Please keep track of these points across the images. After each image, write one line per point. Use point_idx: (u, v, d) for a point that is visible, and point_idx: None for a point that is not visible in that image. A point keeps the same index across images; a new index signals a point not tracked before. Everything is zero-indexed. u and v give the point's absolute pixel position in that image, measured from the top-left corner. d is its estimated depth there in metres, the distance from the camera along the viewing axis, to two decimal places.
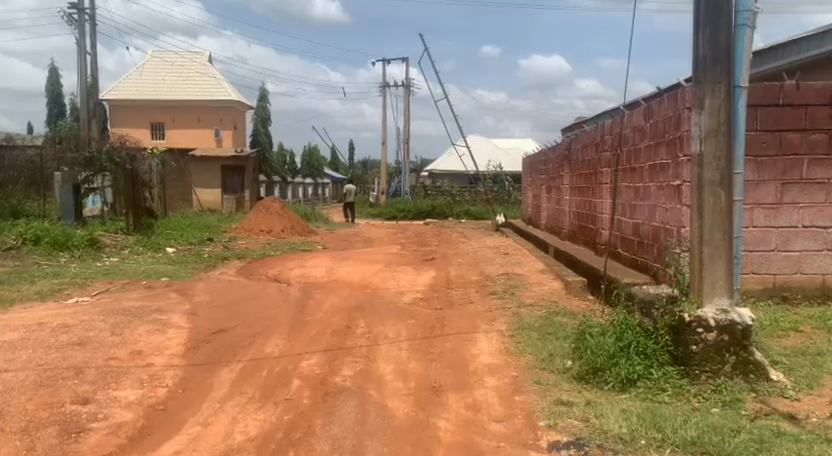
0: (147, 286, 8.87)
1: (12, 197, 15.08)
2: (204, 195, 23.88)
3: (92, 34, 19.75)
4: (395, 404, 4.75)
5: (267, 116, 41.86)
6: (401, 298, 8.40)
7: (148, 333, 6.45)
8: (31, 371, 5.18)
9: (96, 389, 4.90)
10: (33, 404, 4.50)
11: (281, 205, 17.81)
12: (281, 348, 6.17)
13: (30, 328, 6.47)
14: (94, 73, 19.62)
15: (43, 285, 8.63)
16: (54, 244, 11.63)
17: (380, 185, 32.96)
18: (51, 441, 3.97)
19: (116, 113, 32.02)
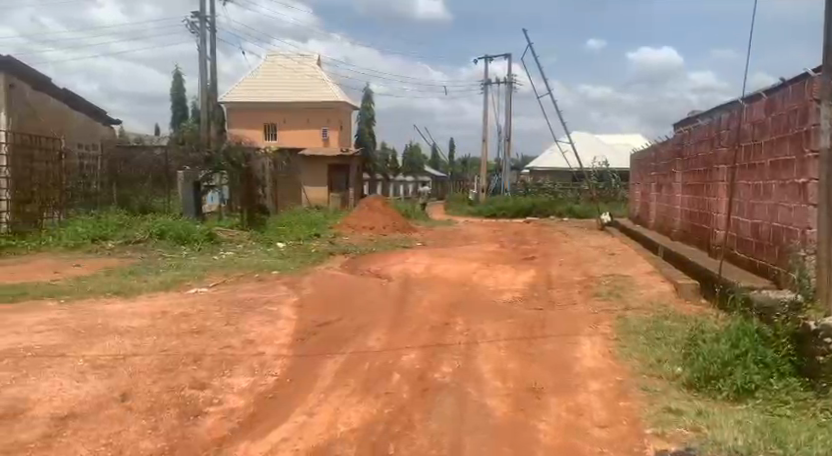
0: (258, 279, 9.29)
1: (141, 193, 16.34)
2: (312, 192, 24.81)
3: (212, 40, 21.00)
4: (494, 403, 4.72)
5: (371, 116, 42.82)
6: (501, 297, 8.34)
7: (259, 324, 6.78)
8: (155, 356, 5.58)
9: (212, 375, 5.21)
10: (157, 387, 4.83)
11: (383, 203, 18.16)
12: (382, 342, 6.29)
13: (154, 316, 6.96)
14: (213, 78, 20.80)
15: (166, 276, 9.27)
16: (177, 238, 12.48)
17: (481, 182, 32.82)
18: (172, 422, 4.24)
19: (233, 115, 33.87)
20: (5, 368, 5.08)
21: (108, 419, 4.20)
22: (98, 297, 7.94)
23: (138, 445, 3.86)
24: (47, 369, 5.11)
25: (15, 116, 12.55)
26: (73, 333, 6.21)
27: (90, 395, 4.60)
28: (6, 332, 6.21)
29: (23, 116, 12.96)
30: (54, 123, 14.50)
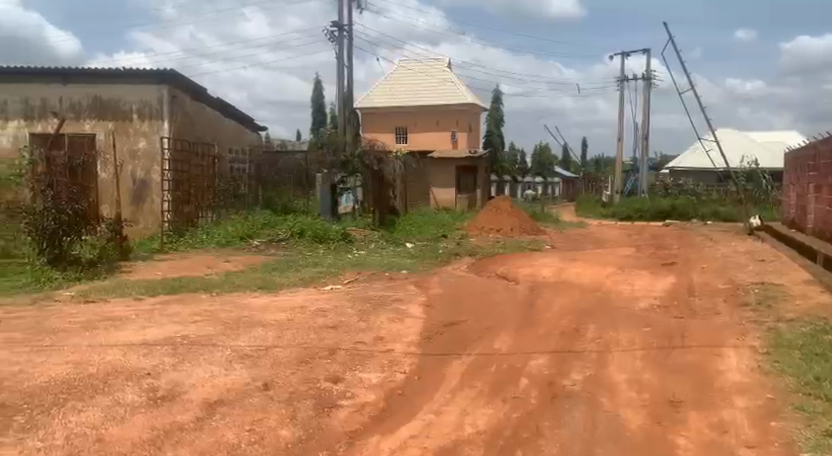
0: (389, 278, 9.54)
1: (284, 194, 17.45)
2: (441, 195, 24.73)
3: (349, 48, 21.83)
4: (628, 414, 4.53)
5: (500, 116, 42.54)
6: (636, 303, 7.97)
7: (389, 321, 6.95)
8: (294, 348, 5.89)
9: (345, 369, 5.41)
10: (295, 378, 5.10)
11: (511, 204, 17.90)
12: (511, 345, 6.23)
13: (294, 311, 7.35)
14: (348, 85, 21.61)
15: (305, 272, 9.77)
16: (315, 237, 13.09)
17: (616, 183, 31.59)
18: (308, 412, 4.45)
19: (366, 119, 35.01)
20: (165, 354, 5.57)
21: (251, 406, 4.48)
22: (245, 291, 8.52)
23: (278, 433, 4.08)
24: (200, 357, 5.54)
25: (176, 123, 13.71)
26: (223, 324, 6.70)
27: (236, 383, 4.93)
28: (166, 321, 6.83)
29: (183, 123, 14.12)
30: (208, 130, 15.70)
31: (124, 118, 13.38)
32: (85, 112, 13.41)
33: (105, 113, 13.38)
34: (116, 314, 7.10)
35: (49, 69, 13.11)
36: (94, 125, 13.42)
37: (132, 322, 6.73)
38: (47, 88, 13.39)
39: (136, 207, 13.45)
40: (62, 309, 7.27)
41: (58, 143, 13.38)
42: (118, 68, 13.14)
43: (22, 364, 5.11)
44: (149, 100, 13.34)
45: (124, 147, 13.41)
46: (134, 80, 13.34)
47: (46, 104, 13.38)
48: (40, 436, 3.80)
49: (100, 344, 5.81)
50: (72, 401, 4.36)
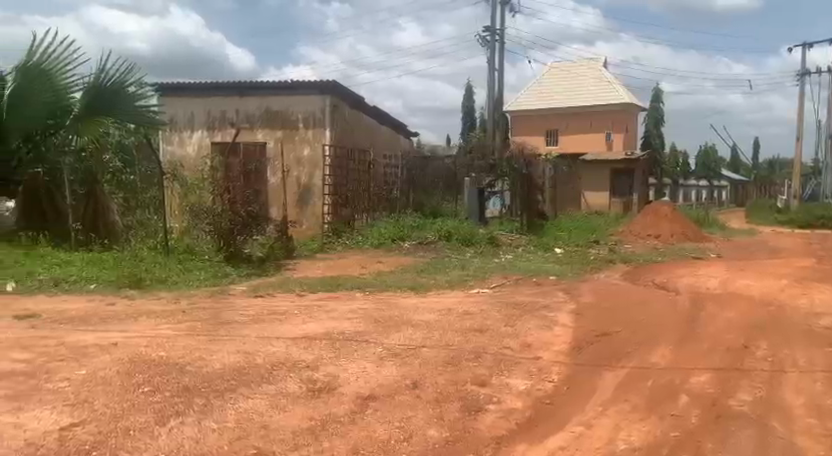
0: (538, 283, 9.36)
1: (434, 198, 17.79)
2: (592, 197, 24.19)
3: (500, 52, 21.79)
4: (806, 443, 4.08)
5: (660, 116, 40.38)
6: (817, 321, 7.17)
7: (537, 328, 6.81)
8: (441, 349, 5.94)
9: (491, 373, 5.36)
10: (442, 379, 5.13)
11: (671, 209, 16.92)
12: (669, 360, 5.86)
13: (441, 312, 7.43)
14: (499, 89, 21.60)
15: (452, 275, 9.86)
16: (462, 240, 13.20)
17: (794, 187, 28.77)
18: (455, 414, 4.46)
19: (517, 122, 34.72)
20: (323, 348, 5.85)
21: (401, 404, 4.57)
22: (395, 291, 8.75)
23: (426, 432, 4.13)
24: (354, 352, 5.75)
25: (337, 131, 14.43)
26: (376, 322, 6.92)
27: (387, 380, 5.07)
28: (322, 316, 7.18)
29: (343, 131, 14.83)
30: (365, 137, 16.39)
31: (291, 126, 14.30)
32: (258, 121, 14.49)
33: (275, 123, 14.37)
34: (280, 308, 7.59)
35: (228, 83, 14.32)
36: (265, 134, 14.45)
37: (294, 317, 7.15)
38: (226, 100, 14.61)
39: (300, 210, 14.33)
40: (234, 302, 7.90)
41: (233, 149, 14.52)
42: (287, 80, 14.06)
43: (200, 351, 5.60)
44: (313, 110, 14.17)
45: (291, 154, 14.33)
46: (300, 91, 14.21)
47: (225, 115, 14.61)
48: (215, 418, 4.13)
49: (266, 336, 6.23)
50: (241, 388, 4.70)
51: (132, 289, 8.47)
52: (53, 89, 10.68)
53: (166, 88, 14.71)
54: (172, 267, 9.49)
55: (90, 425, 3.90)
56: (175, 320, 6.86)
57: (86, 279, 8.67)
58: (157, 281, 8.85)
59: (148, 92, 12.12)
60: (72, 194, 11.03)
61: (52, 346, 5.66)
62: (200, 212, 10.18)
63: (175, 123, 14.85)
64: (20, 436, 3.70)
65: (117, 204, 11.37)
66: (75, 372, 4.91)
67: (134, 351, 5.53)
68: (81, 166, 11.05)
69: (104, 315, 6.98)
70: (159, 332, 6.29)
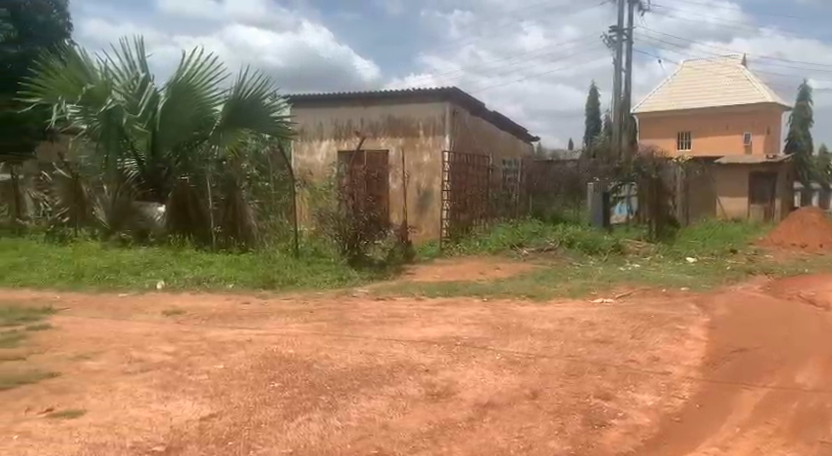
0: (666, 294, 8.91)
1: (555, 202, 17.24)
2: (729, 204, 22.73)
3: (628, 52, 21.04)
4: None
5: (807, 116, 37.27)
6: None
7: (666, 341, 6.47)
8: (563, 360, 5.80)
9: (616, 387, 5.16)
10: (564, 391, 5.00)
11: (819, 216, 15.57)
12: (817, 381, 5.37)
13: (563, 321, 7.25)
14: (626, 90, 20.83)
15: (575, 283, 9.60)
16: (585, 248, 12.85)
17: None
18: (577, 427, 4.33)
19: (645, 126, 33.33)
20: (442, 352, 5.90)
21: (521, 413, 4.51)
22: (515, 298, 8.65)
23: (547, 444, 4.04)
24: (473, 359, 5.75)
25: (457, 138, 14.55)
26: (496, 329, 6.87)
27: (506, 388, 5.02)
28: (442, 321, 7.23)
29: (462, 138, 14.94)
30: (484, 143, 16.37)
31: (412, 133, 14.58)
32: (381, 130, 14.87)
33: (397, 131, 14.70)
34: (401, 311, 7.73)
35: (354, 94, 14.86)
36: (388, 142, 14.82)
37: (414, 320, 7.25)
38: (352, 110, 15.13)
39: (420, 216, 14.58)
40: (357, 304, 8.14)
41: (358, 158, 15.04)
42: (409, 89, 14.34)
43: (325, 350, 5.82)
44: (434, 117, 14.36)
45: (411, 161, 14.62)
46: (421, 99, 14.44)
47: (351, 124, 15.14)
48: (339, 416, 4.27)
49: (387, 338, 6.36)
50: (363, 388, 4.83)
51: (266, 290, 8.96)
52: (199, 103, 12.19)
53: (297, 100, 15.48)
54: (300, 269, 9.93)
55: (227, 416, 4.16)
56: (302, 320, 7.17)
57: (226, 278, 9.26)
58: (288, 283, 9.28)
59: (281, 103, 12.76)
60: (214, 200, 11.69)
61: (193, 341, 6.09)
62: (327, 216, 10.61)
63: (305, 133, 15.59)
64: (166, 423, 4.01)
65: (254, 209, 11.86)
66: (213, 366, 5.25)
67: (266, 347, 5.83)
68: (222, 173, 11.78)
69: (238, 313, 7.42)
70: (288, 331, 6.60)
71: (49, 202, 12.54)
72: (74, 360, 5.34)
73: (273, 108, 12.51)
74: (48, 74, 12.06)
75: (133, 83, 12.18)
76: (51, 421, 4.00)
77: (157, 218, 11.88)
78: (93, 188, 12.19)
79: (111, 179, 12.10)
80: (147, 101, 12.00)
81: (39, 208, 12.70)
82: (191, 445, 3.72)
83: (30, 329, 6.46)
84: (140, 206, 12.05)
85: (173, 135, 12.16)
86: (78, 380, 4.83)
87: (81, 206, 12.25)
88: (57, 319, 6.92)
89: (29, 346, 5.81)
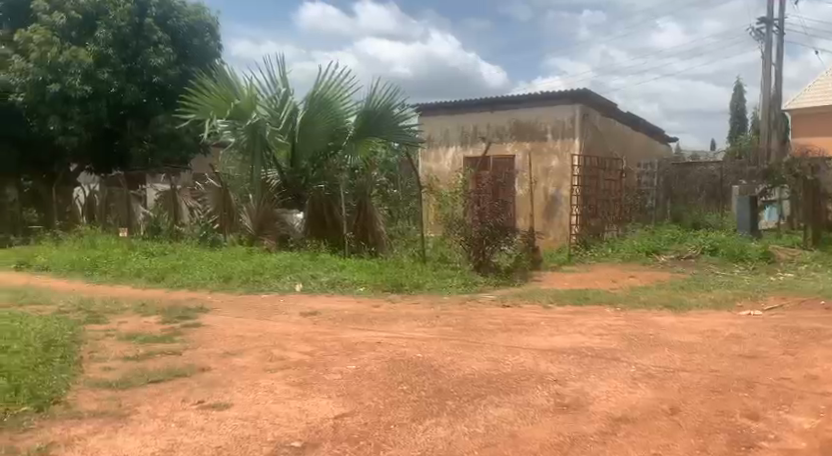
0: (825, 307, 8.15)
1: (694, 209, 15.73)
2: None
3: (778, 43, 19.53)
4: None
5: None
6: None
7: (825, 359, 5.93)
8: (705, 375, 5.48)
9: (766, 406, 4.80)
10: (706, 408, 4.73)
11: None
12: None
13: (704, 334, 6.85)
14: (776, 85, 19.34)
15: (718, 293, 9.04)
16: (729, 255, 12.05)
17: None
18: (721, 447, 4.08)
19: (797, 123, 30.75)
20: (572, 362, 5.78)
21: (658, 430, 4.32)
22: (650, 308, 8.28)
23: None
24: (605, 370, 5.58)
25: (588, 141, 14.20)
26: (628, 340, 6.62)
27: (641, 402, 4.83)
28: (572, 330, 7.07)
29: (593, 141, 14.55)
30: (618, 145, 15.82)
31: (540, 138, 14.41)
32: (507, 135, 14.83)
33: (524, 136, 14.59)
34: (531, 319, 7.64)
35: (481, 99, 14.87)
36: (514, 147, 14.74)
37: (542, 328, 7.16)
38: (478, 115, 15.18)
39: (547, 222, 14.37)
40: (485, 310, 8.15)
41: (485, 164, 15.05)
42: (537, 93, 14.17)
43: (453, 355, 5.89)
44: (563, 119, 14.10)
45: (539, 165, 14.47)
46: (550, 103, 14.24)
47: (477, 130, 15.20)
48: (467, 422, 4.31)
49: (514, 346, 6.33)
50: (491, 395, 4.84)
51: (394, 293, 9.22)
52: (333, 115, 12.77)
53: (425, 108, 15.85)
54: (427, 274, 10.09)
55: (358, 416, 4.33)
56: (431, 324, 7.29)
57: (356, 282, 9.64)
58: (414, 287, 9.47)
59: (409, 112, 13.12)
60: (346, 207, 12.29)
61: (327, 341, 6.39)
62: (453, 222, 10.76)
63: (432, 140, 15.86)
64: (303, 420, 4.24)
65: (383, 215, 12.31)
66: (346, 366, 5.48)
67: (395, 350, 6.00)
68: (354, 182, 12.35)
69: (370, 316, 7.68)
70: (415, 335, 6.75)
71: (200, 210, 13.61)
72: (222, 357, 5.78)
73: (401, 118, 12.93)
74: (202, 93, 12.99)
75: (274, 100, 12.70)
76: (202, 412, 4.36)
77: (295, 224, 12.62)
78: (240, 197, 13.04)
79: (255, 189, 12.73)
80: (286, 115, 12.62)
81: (193, 216, 13.78)
82: (326, 442, 3.91)
83: (184, 326, 7.06)
84: (281, 213, 12.74)
85: (311, 147, 12.95)
86: (226, 375, 5.22)
87: (230, 215, 13.16)
88: (207, 318, 7.52)
89: (183, 342, 6.36)
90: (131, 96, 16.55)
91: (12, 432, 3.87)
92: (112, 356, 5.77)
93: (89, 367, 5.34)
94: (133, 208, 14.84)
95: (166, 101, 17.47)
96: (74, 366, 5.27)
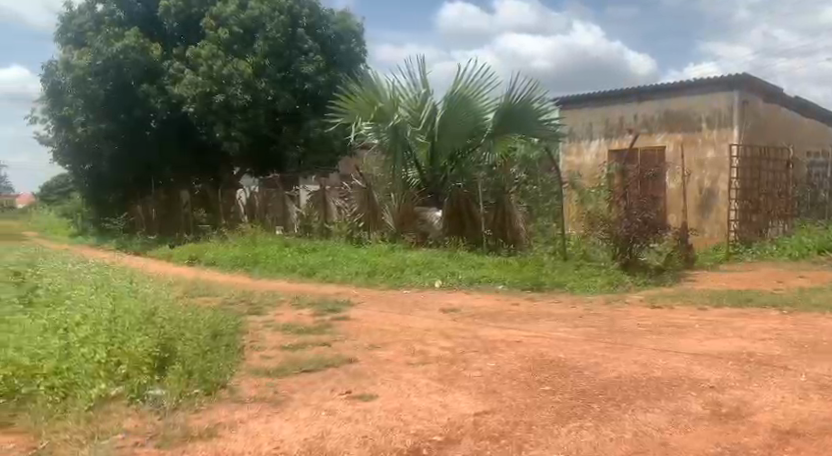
0: None
1: None
2: None
3: None
4: None
5: None
6: None
7: None
8: None
9: None
10: None
11: None
12: None
13: None
14: None
15: None
16: None
17: None
18: None
19: None
20: (730, 369, 5.42)
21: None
22: (824, 312, 7.54)
23: None
24: (770, 379, 5.18)
25: (748, 129, 13.18)
26: (796, 346, 6.09)
27: (812, 416, 4.42)
28: (732, 334, 6.62)
29: (755, 129, 13.46)
30: (784, 133, 14.55)
31: (693, 128, 13.57)
32: (656, 126, 14.12)
33: (675, 126, 13.82)
34: (684, 321, 7.24)
35: (627, 89, 14.32)
36: (664, 139, 14.01)
37: (696, 331, 6.76)
38: (624, 106, 14.58)
39: (702, 218, 13.50)
40: (632, 311, 7.84)
41: (632, 157, 14.42)
42: (689, 80, 13.38)
43: (599, 357, 5.73)
44: (719, 107, 13.18)
45: (692, 157, 13.64)
46: (705, 91, 13.37)
47: (623, 122, 14.61)
48: (613, 427, 4.18)
49: (665, 349, 6.05)
50: (639, 400, 4.66)
51: (534, 292, 9.14)
52: (473, 112, 12.84)
53: (567, 102, 15.50)
54: (569, 274, 9.82)
55: (499, 414, 4.36)
56: (575, 324, 7.14)
57: (496, 279, 9.66)
58: (555, 285, 9.32)
59: (550, 106, 12.87)
60: (485, 204, 12.53)
61: (468, 338, 6.47)
62: (596, 218, 10.49)
63: (574, 134, 15.47)
64: (445, 415, 4.34)
65: (522, 212, 12.35)
66: (486, 364, 5.53)
67: (536, 350, 5.96)
68: (492, 178, 12.57)
69: (512, 314, 7.67)
70: (558, 335, 6.64)
71: (346, 209, 14.21)
72: (367, 349, 6.05)
73: (541, 112, 12.74)
74: (348, 98, 13.56)
75: (416, 99, 13.03)
76: (349, 402, 4.60)
77: (434, 221, 12.78)
78: (383, 195, 13.49)
79: (396, 188, 13.16)
80: (427, 115, 12.88)
81: (340, 215, 14.34)
82: (467, 439, 3.98)
83: (333, 319, 7.47)
84: (421, 211, 13.08)
85: (450, 144, 12.98)
86: (371, 367, 5.47)
87: (374, 213, 13.68)
88: (354, 311, 7.89)
89: (332, 334, 6.73)
90: (285, 103, 17.64)
91: (186, 412, 4.32)
92: (270, 345, 6.24)
93: (249, 356, 5.81)
94: (288, 208, 15.83)
95: (315, 106, 18.40)
96: (238, 354, 5.76)
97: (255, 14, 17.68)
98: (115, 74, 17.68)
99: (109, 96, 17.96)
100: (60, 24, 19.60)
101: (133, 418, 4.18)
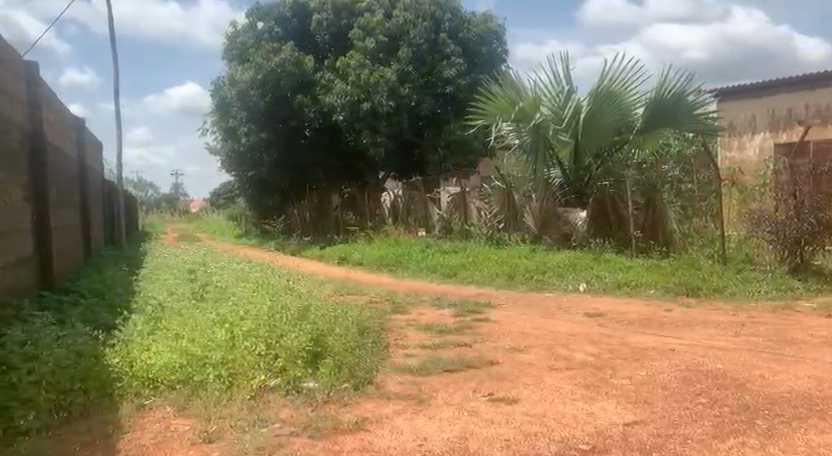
0: None
1: None
2: None
3: None
4: None
5: None
6: None
7: None
8: None
9: None
10: None
11: None
12: None
13: None
14: None
15: None
16: None
17: None
18: None
19: None
20: None
21: None
22: None
23: None
24: None
25: None
26: None
27: None
28: None
29: None
30: None
31: None
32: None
33: None
34: None
35: (796, 77, 13.27)
36: None
37: None
38: (793, 96, 13.49)
39: None
40: (803, 319, 7.19)
41: (803, 149, 12.81)
42: None
43: (764, 369, 5.31)
44: None
45: None
46: None
47: (791, 113, 13.41)
48: (782, 446, 3.84)
49: None
50: (814, 419, 4.24)
51: (689, 297, 8.64)
52: (620, 107, 12.34)
53: (725, 94, 14.50)
54: (730, 277, 9.21)
55: (650, 426, 4.17)
56: (735, 333, 6.67)
57: (645, 283, 9.23)
58: (713, 290, 8.74)
59: (707, 98, 12.09)
60: (633, 204, 11.84)
61: (615, 344, 6.24)
62: (760, 219, 9.54)
63: (734, 128, 14.26)
64: (591, 423, 4.23)
65: (676, 211, 11.43)
66: (635, 372, 5.31)
67: (691, 359, 5.64)
68: (643, 177, 11.80)
69: (663, 320, 7.30)
70: (715, 344, 6.23)
71: (486, 210, 14.25)
72: (509, 352, 6.03)
73: (696, 105, 11.97)
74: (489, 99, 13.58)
75: (559, 96, 12.82)
76: (493, 404, 4.61)
77: (578, 223, 12.51)
78: (523, 197, 13.37)
79: (537, 188, 13.03)
80: (570, 112, 12.64)
81: (480, 217, 14.45)
82: (615, 449, 3.84)
83: (474, 320, 7.52)
84: (563, 212, 12.85)
85: (597, 144, 12.68)
86: (513, 370, 5.45)
87: (515, 214, 13.61)
88: (496, 313, 7.90)
89: (473, 334, 6.78)
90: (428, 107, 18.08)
91: (336, 405, 4.56)
92: (414, 343, 6.42)
93: (395, 353, 6.01)
94: (429, 211, 16.11)
95: (458, 109, 18.67)
96: (383, 351, 5.99)
97: (400, 22, 18.23)
98: (274, 86, 18.95)
99: (268, 107, 19.29)
100: (227, 43, 21.33)
101: (290, 408, 4.46)
